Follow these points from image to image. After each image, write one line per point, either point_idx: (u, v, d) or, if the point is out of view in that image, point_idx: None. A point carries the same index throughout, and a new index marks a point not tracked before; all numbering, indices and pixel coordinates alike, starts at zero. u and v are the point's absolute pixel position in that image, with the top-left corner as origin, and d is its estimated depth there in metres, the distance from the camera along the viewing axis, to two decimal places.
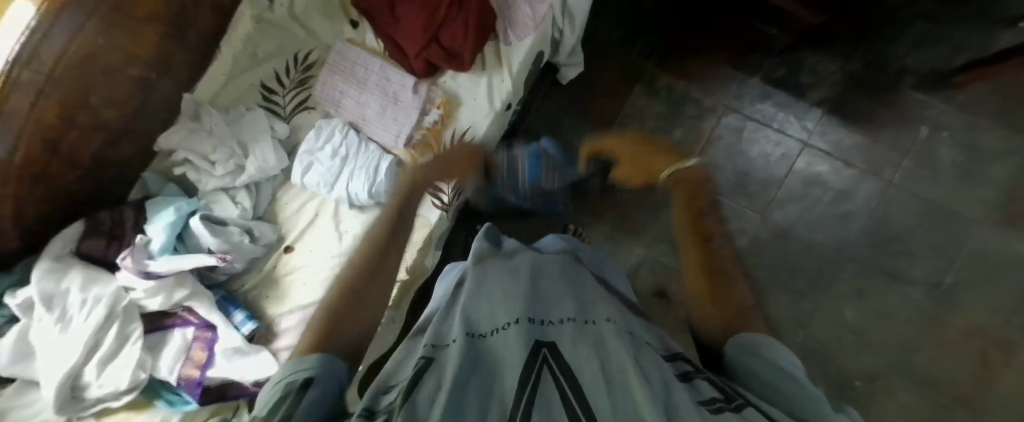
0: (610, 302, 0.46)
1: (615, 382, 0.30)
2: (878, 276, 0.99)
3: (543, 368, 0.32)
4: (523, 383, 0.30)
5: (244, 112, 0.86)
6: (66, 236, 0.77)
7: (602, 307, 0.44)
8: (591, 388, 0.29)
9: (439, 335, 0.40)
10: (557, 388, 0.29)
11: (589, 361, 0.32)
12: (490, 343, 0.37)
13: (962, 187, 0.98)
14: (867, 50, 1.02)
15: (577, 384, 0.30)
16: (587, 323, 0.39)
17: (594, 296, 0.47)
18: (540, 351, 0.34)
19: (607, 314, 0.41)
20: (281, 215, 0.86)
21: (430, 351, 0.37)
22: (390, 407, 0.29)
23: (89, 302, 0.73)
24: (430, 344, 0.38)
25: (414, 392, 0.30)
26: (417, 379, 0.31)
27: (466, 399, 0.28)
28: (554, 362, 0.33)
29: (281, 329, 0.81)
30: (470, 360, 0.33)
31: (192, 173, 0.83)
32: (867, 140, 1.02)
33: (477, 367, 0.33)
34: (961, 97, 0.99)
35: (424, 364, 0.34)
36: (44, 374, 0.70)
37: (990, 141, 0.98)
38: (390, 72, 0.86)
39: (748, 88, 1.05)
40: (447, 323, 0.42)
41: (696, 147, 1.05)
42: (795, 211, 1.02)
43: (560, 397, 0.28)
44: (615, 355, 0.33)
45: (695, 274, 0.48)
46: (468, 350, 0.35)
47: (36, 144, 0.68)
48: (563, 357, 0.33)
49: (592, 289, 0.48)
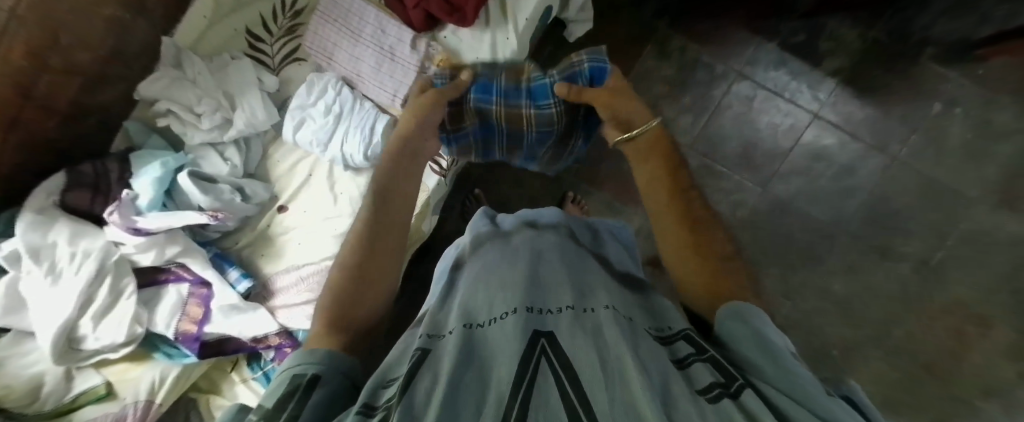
0: (607, 284, 0.44)
1: (613, 373, 0.28)
2: (869, 251, 1.00)
3: (540, 360, 0.30)
4: (521, 378, 0.28)
5: (229, 61, 0.81)
6: (51, 185, 0.73)
7: (603, 292, 0.41)
8: (588, 376, 0.28)
9: (435, 325, 0.40)
10: (555, 380, 0.28)
11: (588, 349, 0.31)
12: (487, 334, 0.35)
13: (967, 166, 0.97)
14: (893, 16, 0.96)
15: (574, 370, 0.29)
16: (585, 311, 0.37)
17: (591, 276, 0.45)
18: (537, 340, 0.32)
19: (607, 301, 0.39)
20: (274, 173, 0.83)
21: (426, 342, 0.36)
22: (388, 405, 0.29)
23: (78, 256, 0.72)
24: (426, 335, 0.38)
25: (410, 390, 0.29)
26: (412, 375, 0.31)
27: (461, 398, 0.28)
28: (553, 353, 0.31)
29: (278, 287, 0.82)
30: (465, 355, 0.32)
31: (177, 126, 0.79)
32: (878, 114, 0.99)
33: (472, 360, 0.32)
34: (982, 72, 0.95)
35: (420, 356, 0.33)
36: (39, 326, 0.70)
37: (1005, 119, 0.95)
38: (386, 23, 0.79)
39: (763, 53, 1.00)
40: (445, 313, 0.42)
41: (703, 115, 1.02)
42: (796, 185, 1.01)
43: (558, 392, 0.27)
44: (614, 343, 0.31)
45: (686, 252, 0.45)
46: (463, 343, 0.34)
47: (6, 89, 0.63)
48: (559, 345, 0.32)
49: (592, 274, 0.46)
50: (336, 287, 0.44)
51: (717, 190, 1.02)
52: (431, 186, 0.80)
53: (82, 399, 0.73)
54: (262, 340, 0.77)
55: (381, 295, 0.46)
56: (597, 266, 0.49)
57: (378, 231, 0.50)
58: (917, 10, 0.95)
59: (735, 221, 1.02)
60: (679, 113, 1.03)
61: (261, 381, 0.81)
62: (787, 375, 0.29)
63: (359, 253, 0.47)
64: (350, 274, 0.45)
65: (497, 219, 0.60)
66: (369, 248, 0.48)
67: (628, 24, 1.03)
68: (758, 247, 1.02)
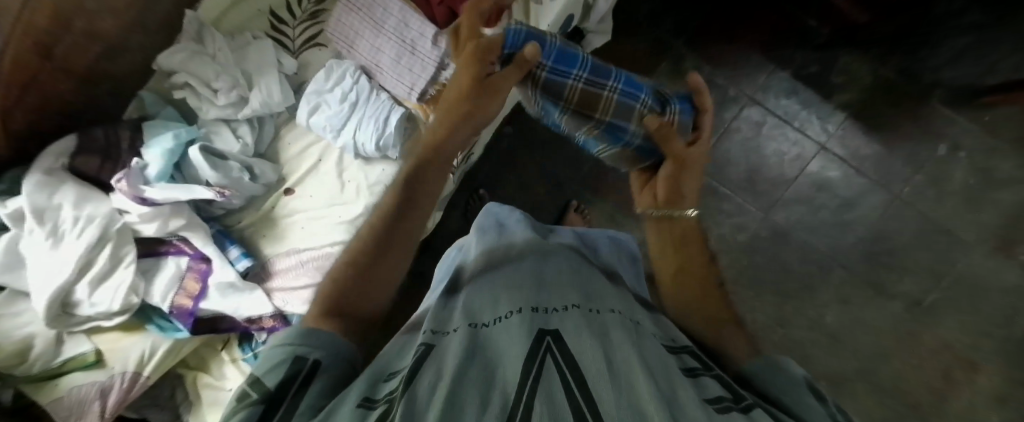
0: (613, 289, 0.45)
1: (620, 374, 0.28)
2: (864, 285, 1.01)
3: (546, 356, 0.30)
4: (526, 374, 0.28)
5: (250, 41, 0.81)
6: (60, 148, 0.74)
7: (607, 296, 0.42)
8: (591, 373, 0.28)
9: (439, 322, 0.40)
10: (560, 376, 0.28)
11: (593, 347, 0.31)
12: (493, 332, 0.36)
13: (967, 210, 0.98)
14: (905, 56, 0.97)
15: (578, 366, 0.29)
16: (591, 310, 0.38)
17: (598, 280, 0.46)
18: (542, 337, 0.33)
19: (612, 305, 0.40)
20: (283, 155, 0.84)
21: (430, 338, 0.37)
22: (391, 397, 0.29)
23: (81, 221, 0.72)
24: (430, 331, 0.38)
25: (413, 384, 0.29)
26: (415, 371, 0.31)
27: (465, 389, 0.28)
28: (557, 349, 0.31)
29: (276, 269, 0.82)
30: (469, 351, 0.33)
31: (193, 100, 0.79)
32: (884, 151, 1.00)
33: (477, 356, 0.32)
34: (988, 118, 0.96)
35: (424, 352, 0.34)
36: (35, 287, 0.70)
37: (1006, 167, 0.96)
38: (410, 17, 0.79)
39: (776, 81, 1.02)
40: (448, 312, 0.42)
41: (712, 136, 1.03)
42: (798, 214, 1.02)
43: (562, 385, 0.27)
44: (619, 347, 0.31)
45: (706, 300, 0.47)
46: (468, 341, 0.34)
47: (27, 49, 0.64)
48: (565, 342, 0.32)
49: (597, 279, 0.46)
50: (342, 272, 0.44)
51: (719, 211, 1.03)
52: None
53: (70, 365, 0.73)
54: (256, 321, 0.78)
55: (385, 284, 0.45)
56: (601, 274, 0.50)
57: (396, 250, 0.47)
58: (929, 53, 0.97)
59: (734, 244, 1.03)
60: None
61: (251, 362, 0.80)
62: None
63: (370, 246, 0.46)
64: (357, 264, 0.45)
65: (497, 216, 0.61)
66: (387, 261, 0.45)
67: (646, 40, 1.04)
68: (755, 272, 1.02)
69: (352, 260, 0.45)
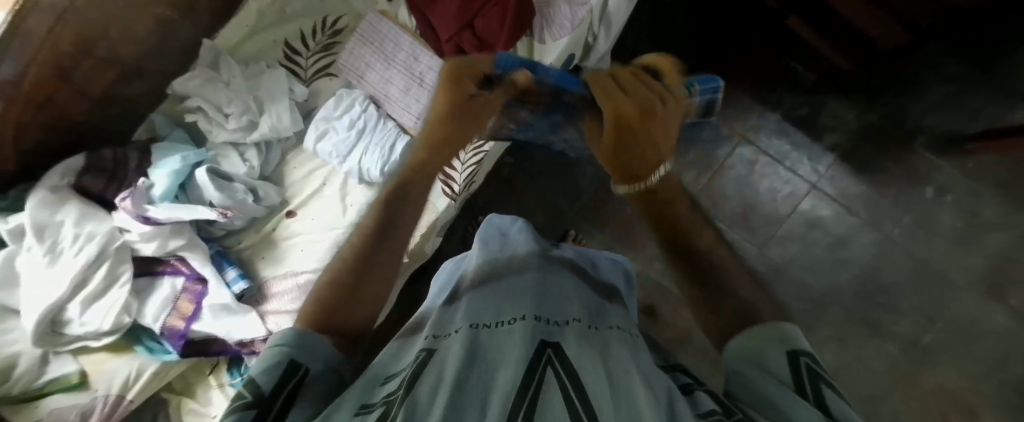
0: (612, 306, 0.46)
1: (619, 386, 0.29)
2: (858, 324, 1.01)
3: (547, 367, 0.31)
4: (526, 383, 0.29)
5: (264, 68, 0.84)
6: (66, 167, 0.75)
7: (607, 313, 0.42)
8: (592, 385, 0.28)
9: (440, 327, 0.41)
10: (560, 388, 0.28)
11: (594, 362, 0.31)
12: (494, 337, 0.36)
13: (956, 252, 1.00)
14: (888, 102, 1.02)
15: (579, 379, 0.29)
16: (592, 326, 0.38)
17: (597, 299, 0.46)
18: (544, 348, 0.33)
19: (614, 322, 0.40)
20: (288, 178, 0.85)
21: (431, 343, 0.37)
22: (390, 400, 0.29)
23: (82, 238, 0.72)
24: (431, 336, 0.39)
25: (414, 389, 0.29)
26: (416, 375, 0.31)
27: (464, 396, 0.28)
28: (559, 361, 0.32)
29: (272, 292, 0.81)
30: (470, 353, 0.33)
31: (204, 123, 0.81)
32: (873, 192, 1.03)
33: (478, 359, 0.32)
34: (971, 164, 1.00)
35: (425, 356, 0.34)
36: (26, 305, 0.69)
37: (991, 210, 0.99)
38: (419, 51, 0.83)
39: (767, 121, 1.06)
40: (449, 318, 0.42)
41: (707, 172, 1.06)
42: (791, 251, 1.04)
43: (562, 397, 0.27)
44: (619, 360, 0.32)
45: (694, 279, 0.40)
46: (469, 342, 0.34)
47: (47, 71, 0.66)
48: (566, 355, 0.33)
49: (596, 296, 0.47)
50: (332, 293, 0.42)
51: None
52: (441, 208, 0.81)
53: (52, 386, 0.70)
54: (248, 344, 0.77)
55: (371, 300, 0.44)
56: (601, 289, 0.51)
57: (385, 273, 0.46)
58: (911, 99, 1.01)
59: None
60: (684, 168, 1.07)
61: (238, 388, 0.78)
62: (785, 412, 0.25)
63: (350, 262, 0.44)
64: (342, 284, 0.43)
65: (495, 226, 0.61)
66: (374, 278, 0.45)
67: None
68: None
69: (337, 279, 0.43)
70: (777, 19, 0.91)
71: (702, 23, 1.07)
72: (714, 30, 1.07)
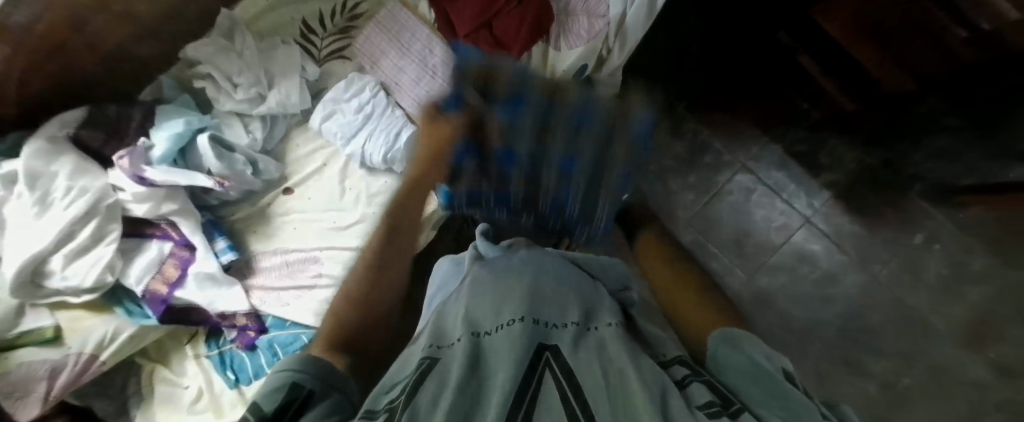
0: (611, 307, 0.45)
1: (614, 386, 0.29)
2: (839, 362, 1.01)
3: (544, 373, 0.30)
4: (523, 390, 0.28)
5: (278, 44, 0.85)
6: (66, 119, 0.75)
7: (604, 311, 0.43)
8: (593, 394, 0.28)
9: (439, 335, 0.38)
10: (559, 395, 0.28)
11: (590, 365, 0.31)
12: (496, 338, 0.34)
13: (940, 301, 1.01)
14: (887, 148, 1.04)
15: (578, 385, 0.29)
16: (590, 329, 0.38)
17: (597, 298, 0.46)
18: (542, 352, 0.33)
19: (609, 320, 0.40)
20: (289, 155, 0.85)
21: (432, 352, 0.35)
22: (393, 407, 0.28)
23: (73, 191, 0.71)
24: (431, 344, 0.37)
25: (416, 395, 0.28)
26: (417, 384, 0.29)
27: (467, 402, 0.27)
28: (557, 367, 0.31)
29: (259, 267, 0.81)
30: (471, 360, 0.31)
31: (212, 91, 0.81)
32: (866, 232, 1.04)
33: (477, 365, 0.31)
34: (962, 216, 1.02)
35: (427, 364, 0.32)
36: (10, 252, 0.67)
37: (978, 262, 1.00)
38: (435, 44, 0.84)
39: (769, 153, 1.07)
40: (447, 322, 0.40)
41: (705, 195, 1.08)
42: (780, 282, 1.05)
43: (561, 405, 0.27)
44: (615, 359, 0.32)
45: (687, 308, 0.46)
46: (469, 348, 0.33)
47: (61, 20, 0.66)
48: (565, 361, 0.32)
49: (596, 294, 0.47)
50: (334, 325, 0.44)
51: (705, 269, 1.06)
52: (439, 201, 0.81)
53: (29, 337, 0.69)
54: (229, 316, 0.76)
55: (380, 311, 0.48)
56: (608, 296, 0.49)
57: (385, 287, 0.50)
58: (913, 147, 1.03)
59: None
60: (682, 189, 1.09)
61: (215, 360, 0.77)
62: (786, 405, 0.30)
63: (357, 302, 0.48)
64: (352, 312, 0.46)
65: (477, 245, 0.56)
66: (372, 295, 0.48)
67: None
68: None
69: (340, 313, 0.46)
70: (786, 54, 0.93)
71: None
72: (726, 57, 1.08)
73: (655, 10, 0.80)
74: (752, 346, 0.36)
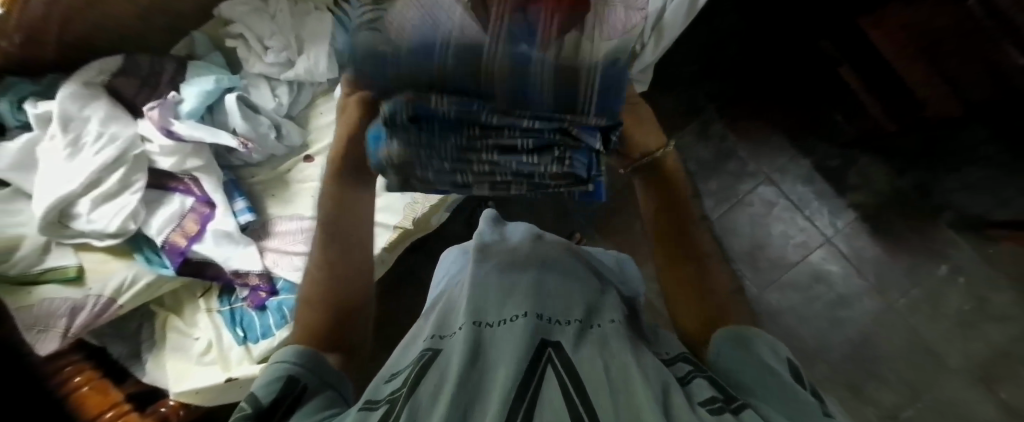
0: (617, 304, 0.44)
1: (616, 380, 0.29)
2: (843, 386, 0.99)
3: (545, 367, 0.30)
4: (525, 382, 0.28)
5: (311, 10, 0.85)
6: (105, 65, 0.77)
7: (608, 306, 0.42)
8: (594, 386, 0.28)
9: (441, 327, 0.39)
10: (560, 388, 0.28)
11: (591, 360, 0.31)
12: (497, 333, 0.34)
13: (957, 336, 0.98)
14: (921, 172, 1.00)
15: (579, 378, 0.29)
16: (592, 326, 0.38)
17: (603, 294, 0.45)
18: (543, 347, 0.33)
19: (612, 317, 0.40)
20: (313, 122, 0.86)
21: (434, 344, 0.35)
22: (394, 399, 0.28)
23: (104, 138, 0.72)
24: (433, 336, 0.37)
25: (416, 389, 0.29)
26: (418, 377, 0.30)
27: (465, 393, 0.28)
28: (558, 361, 0.31)
29: (275, 230, 0.82)
30: (471, 353, 0.31)
31: (243, 50, 0.83)
32: (888, 257, 1.01)
33: (479, 361, 0.31)
34: (991, 250, 0.98)
35: (428, 357, 0.33)
36: (40, 190, 0.69)
37: (1002, 300, 0.97)
38: None
39: (796, 166, 1.04)
40: (452, 313, 0.41)
41: (724, 203, 1.06)
42: (791, 299, 1.03)
43: (561, 397, 0.27)
44: (616, 355, 0.32)
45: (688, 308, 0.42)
46: (470, 341, 0.33)
47: None
48: (566, 355, 0.32)
49: (599, 290, 0.45)
50: (317, 290, 0.43)
51: None
52: None
53: (51, 275, 0.70)
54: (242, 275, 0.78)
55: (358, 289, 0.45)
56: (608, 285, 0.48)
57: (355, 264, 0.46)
58: (949, 175, 0.99)
59: None
60: (702, 195, 1.06)
61: (226, 317, 0.79)
62: (788, 404, 0.29)
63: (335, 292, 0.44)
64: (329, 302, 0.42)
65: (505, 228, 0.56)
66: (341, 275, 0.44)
67: (681, 99, 1.08)
68: None
69: (320, 309, 0.42)
70: (829, 65, 0.89)
71: (752, 53, 1.05)
72: (762, 64, 1.05)
73: (696, 7, 0.78)
74: (760, 347, 0.34)
